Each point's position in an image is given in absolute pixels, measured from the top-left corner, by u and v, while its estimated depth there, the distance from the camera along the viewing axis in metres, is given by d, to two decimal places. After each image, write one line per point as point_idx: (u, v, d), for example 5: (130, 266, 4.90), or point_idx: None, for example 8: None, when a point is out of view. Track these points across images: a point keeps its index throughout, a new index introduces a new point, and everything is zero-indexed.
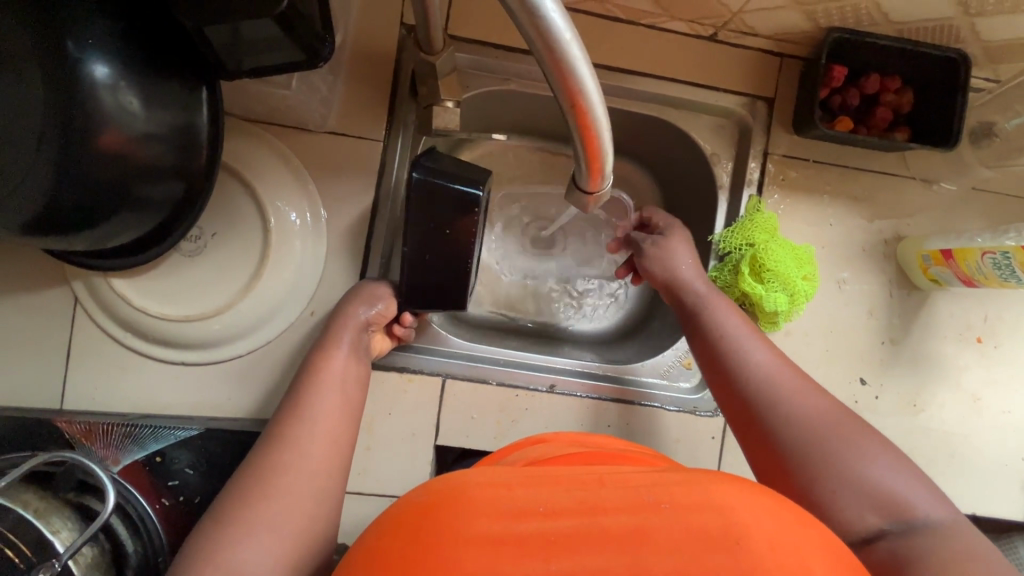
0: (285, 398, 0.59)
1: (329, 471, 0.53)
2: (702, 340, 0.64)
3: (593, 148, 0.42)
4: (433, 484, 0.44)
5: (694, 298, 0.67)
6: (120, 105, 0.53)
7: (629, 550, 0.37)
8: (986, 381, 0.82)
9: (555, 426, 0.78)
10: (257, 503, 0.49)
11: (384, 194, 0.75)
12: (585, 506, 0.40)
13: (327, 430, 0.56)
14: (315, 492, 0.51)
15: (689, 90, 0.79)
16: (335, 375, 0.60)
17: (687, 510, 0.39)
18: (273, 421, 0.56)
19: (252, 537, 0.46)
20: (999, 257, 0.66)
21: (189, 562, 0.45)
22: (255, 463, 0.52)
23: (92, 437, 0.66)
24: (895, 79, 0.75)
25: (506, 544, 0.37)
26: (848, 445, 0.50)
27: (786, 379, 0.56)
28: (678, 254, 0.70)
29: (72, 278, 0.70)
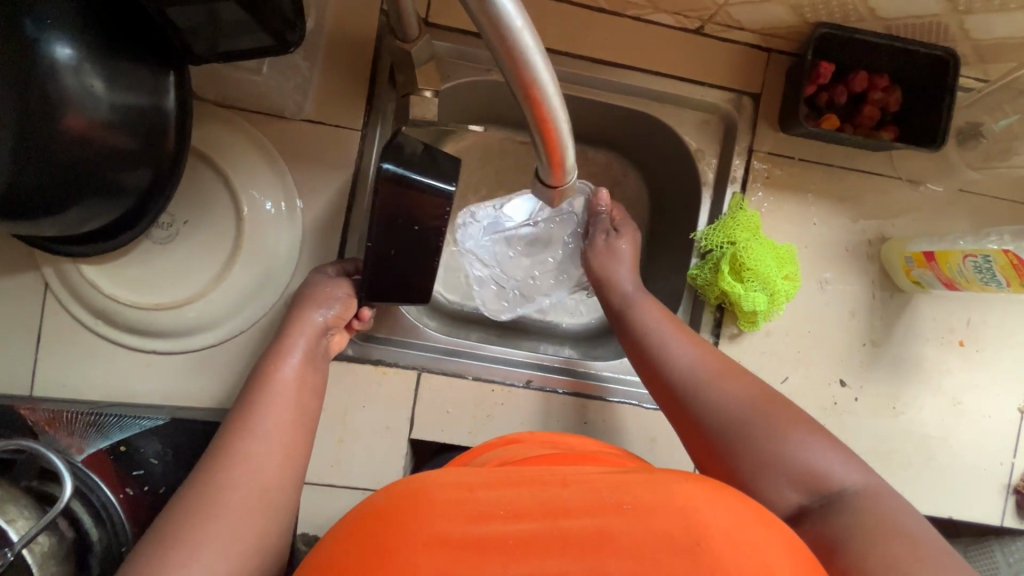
0: (234, 404, 0.58)
1: (282, 483, 0.53)
2: (628, 338, 0.67)
3: (552, 140, 0.41)
4: (395, 487, 0.43)
5: (621, 298, 0.71)
6: (84, 88, 0.52)
7: (588, 553, 0.36)
8: (968, 385, 0.81)
9: (530, 421, 0.77)
10: (206, 521, 0.47)
11: (361, 185, 0.74)
12: (546, 508, 0.39)
13: (285, 434, 0.56)
14: (263, 502, 0.51)
15: (674, 84, 0.78)
16: (287, 380, 0.59)
17: (652, 513, 0.38)
18: (221, 431, 0.55)
19: (198, 551, 0.46)
20: (980, 260, 0.65)
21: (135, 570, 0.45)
22: (196, 479, 0.51)
23: (56, 425, 0.65)
24: (884, 76, 0.73)
25: (462, 549, 0.36)
26: (768, 423, 0.52)
27: (710, 369, 0.59)
28: (620, 254, 0.75)
29: (42, 263, 0.69)
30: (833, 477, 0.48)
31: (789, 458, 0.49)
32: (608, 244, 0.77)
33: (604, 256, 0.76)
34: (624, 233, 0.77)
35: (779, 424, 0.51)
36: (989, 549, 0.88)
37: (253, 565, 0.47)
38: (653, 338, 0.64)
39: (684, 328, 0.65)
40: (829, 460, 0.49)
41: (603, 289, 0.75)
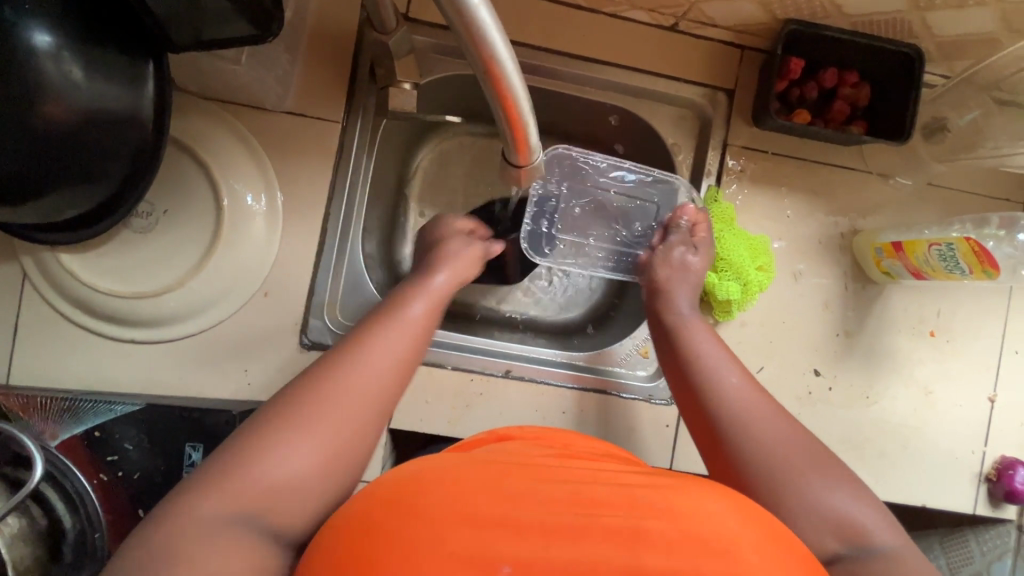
0: (355, 325, 0.58)
1: (387, 405, 0.52)
2: (677, 357, 0.64)
3: (514, 117, 0.42)
4: (413, 475, 0.43)
5: (673, 315, 0.68)
6: (63, 74, 0.53)
7: (623, 546, 0.37)
8: (939, 375, 0.83)
9: (510, 411, 0.77)
10: (315, 412, 0.48)
11: (341, 177, 0.76)
12: (581, 499, 0.40)
13: (403, 366, 0.55)
14: (370, 414, 0.50)
15: (650, 79, 0.79)
16: (416, 317, 0.59)
17: (684, 515, 0.39)
18: (343, 341, 0.55)
19: (297, 437, 0.46)
20: (944, 248, 0.67)
21: (236, 440, 0.46)
22: (315, 374, 0.51)
23: (30, 410, 0.63)
24: (853, 73, 0.76)
25: (502, 527, 0.37)
26: (814, 472, 0.51)
27: (762, 407, 0.57)
28: (687, 262, 0.73)
29: (22, 253, 0.69)
30: (872, 536, 0.47)
31: (823, 509, 0.49)
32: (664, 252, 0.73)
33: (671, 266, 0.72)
34: (700, 255, 0.73)
35: (825, 475, 0.51)
36: (965, 540, 0.90)
37: (338, 468, 0.47)
38: (705, 361, 0.62)
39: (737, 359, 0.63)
40: (870, 516, 0.48)
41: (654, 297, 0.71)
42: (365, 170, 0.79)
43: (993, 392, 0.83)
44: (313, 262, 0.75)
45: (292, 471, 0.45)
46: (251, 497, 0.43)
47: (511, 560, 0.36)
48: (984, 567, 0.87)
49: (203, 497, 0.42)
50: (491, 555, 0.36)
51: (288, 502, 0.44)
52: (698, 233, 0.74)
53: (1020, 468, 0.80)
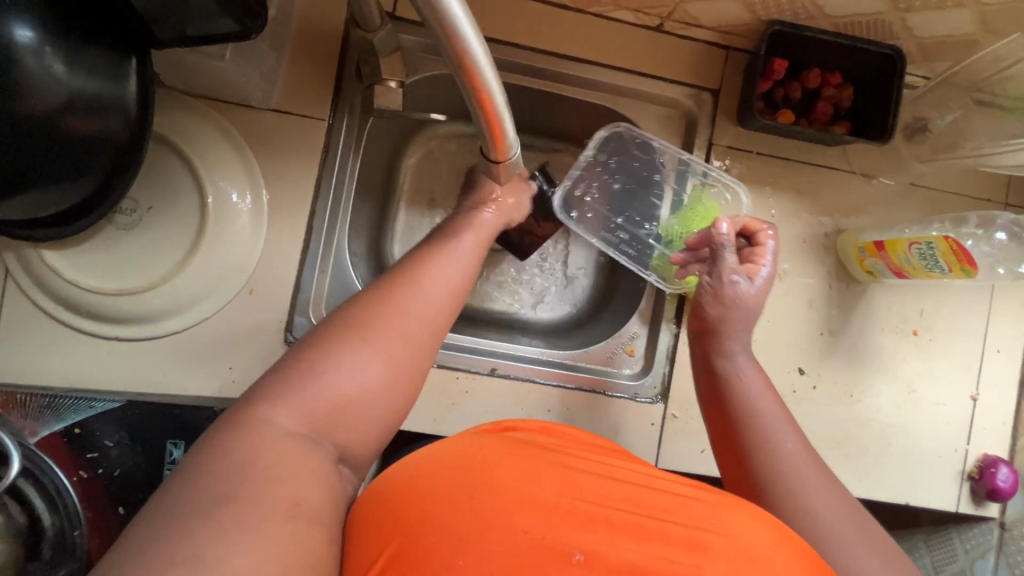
0: (407, 256, 0.60)
1: (440, 329, 0.54)
2: (732, 409, 0.64)
3: (490, 111, 0.42)
4: (480, 450, 0.47)
5: (727, 364, 0.68)
6: (45, 69, 0.53)
7: (682, 555, 0.40)
8: (922, 373, 0.83)
9: (496, 409, 0.77)
10: (378, 327, 0.50)
11: (327, 175, 0.76)
12: (640, 503, 0.44)
13: (458, 294, 0.58)
14: (423, 335, 0.52)
15: (636, 79, 0.80)
16: (464, 252, 0.61)
17: (736, 529, 0.42)
18: (397, 269, 0.57)
19: (358, 349, 0.48)
20: (924, 247, 0.68)
21: (301, 350, 0.47)
22: (374, 294, 0.53)
23: (10, 407, 0.63)
24: (836, 74, 0.77)
25: (569, 515, 0.41)
26: (862, 545, 0.52)
27: (817, 477, 0.57)
28: (742, 293, 0.68)
29: (3, 250, 0.68)
30: None
31: None
32: (715, 275, 0.70)
33: (725, 301, 0.69)
34: (757, 285, 0.69)
35: (871, 547, 0.52)
36: (948, 538, 0.91)
37: (398, 384, 0.49)
38: (760, 423, 0.62)
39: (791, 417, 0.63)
40: None
41: (703, 318, 0.70)
42: (351, 168, 0.79)
43: (976, 391, 0.84)
44: (299, 260, 0.74)
45: (359, 381, 0.46)
46: (322, 410, 0.45)
47: (582, 549, 0.40)
48: (966, 566, 0.88)
49: (271, 405, 0.43)
50: (553, 538, 0.40)
51: (354, 415, 0.46)
52: (754, 264, 0.70)
53: (1002, 467, 0.80)
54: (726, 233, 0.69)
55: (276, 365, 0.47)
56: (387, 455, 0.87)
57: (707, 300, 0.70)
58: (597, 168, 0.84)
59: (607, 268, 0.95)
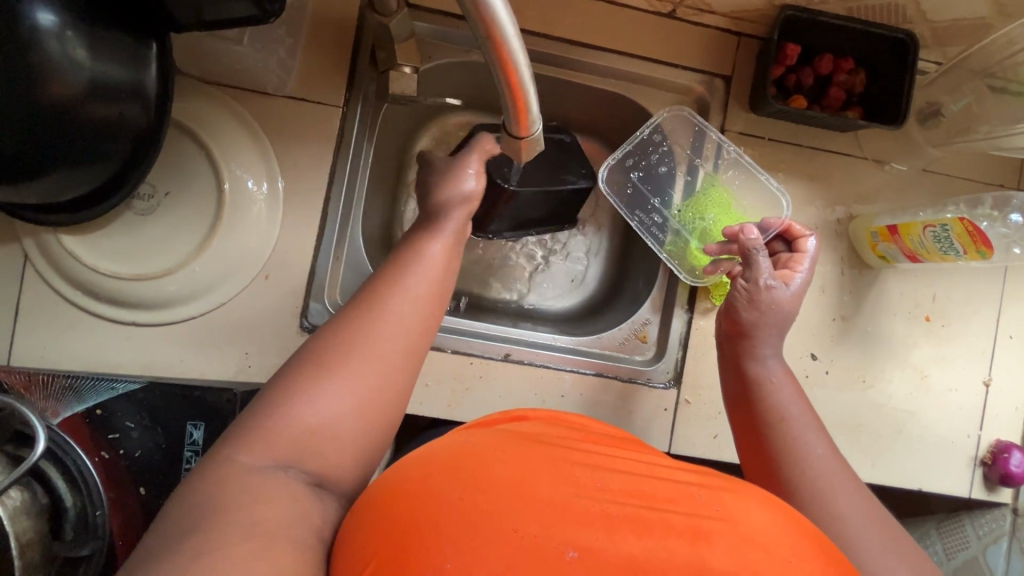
0: (382, 266, 0.60)
1: (413, 345, 0.54)
2: (759, 413, 0.66)
3: (515, 84, 0.43)
4: (484, 448, 0.47)
5: (756, 369, 0.68)
6: (67, 54, 0.53)
7: (688, 541, 0.40)
8: (934, 359, 0.83)
9: (509, 394, 0.78)
10: (344, 356, 0.50)
11: (342, 161, 0.77)
12: (641, 495, 0.44)
13: (430, 307, 0.57)
14: (395, 353, 0.53)
15: (648, 66, 0.80)
16: (435, 259, 0.60)
17: (740, 523, 0.42)
18: (368, 285, 0.57)
19: (324, 384, 0.48)
20: (939, 230, 0.68)
21: (275, 386, 0.49)
22: (343, 320, 0.54)
23: (31, 388, 0.63)
24: (849, 59, 0.77)
25: (567, 510, 0.41)
26: (880, 546, 0.54)
27: (838, 483, 0.59)
28: (777, 295, 0.68)
29: (23, 235, 0.69)
30: None
31: None
32: (752, 277, 0.69)
33: (760, 304, 0.68)
34: (792, 290, 0.69)
35: (888, 548, 0.54)
36: (961, 525, 0.91)
37: (371, 406, 0.50)
38: (791, 429, 0.63)
39: (817, 421, 0.65)
40: None
41: (735, 319, 0.69)
42: (365, 154, 0.80)
43: (989, 376, 0.84)
44: (313, 246, 0.75)
45: (328, 412, 0.48)
46: (291, 442, 0.46)
47: (575, 545, 0.39)
48: (979, 552, 0.88)
49: (240, 446, 0.45)
50: (556, 533, 0.39)
51: (324, 446, 0.47)
52: (790, 270, 0.70)
53: (1015, 452, 0.80)
54: (756, 237, 0.69)
55: (252, 405, 0.49)
56: (401, 441, 0.87)
57: (739, 303, 0.69)
58: (651, 147, 0.82)
59: (618, 257, 0.95)
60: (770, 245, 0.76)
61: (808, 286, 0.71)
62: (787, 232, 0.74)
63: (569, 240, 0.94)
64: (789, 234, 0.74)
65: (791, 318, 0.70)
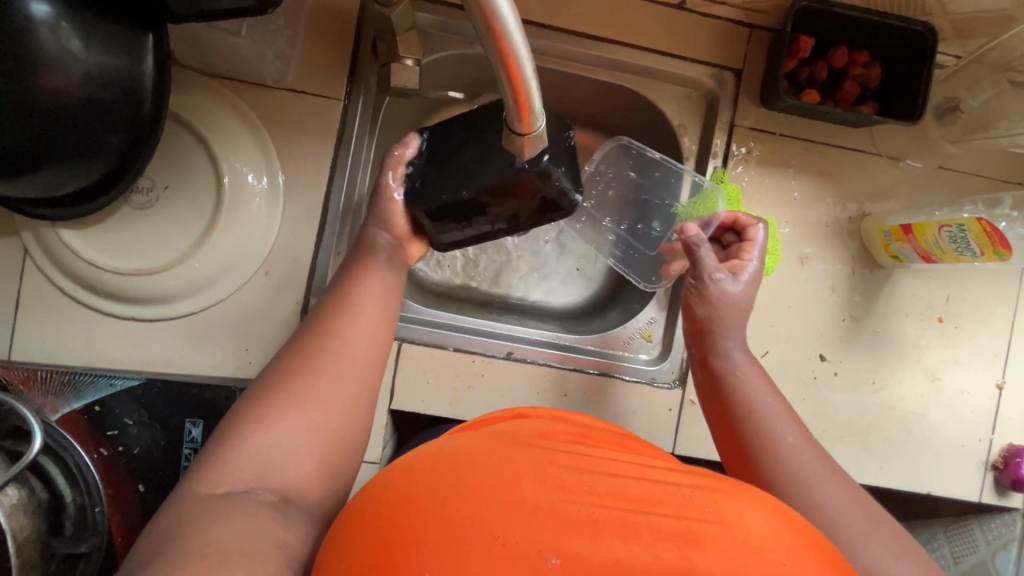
0: (327, 292, 0.62)
1: (362, 365, 0.57)
2: (732, 411, 0.64)
3: (517, 80, 0.41)
4: (468, 452, 0.47)
5: (726, 365, 0.67)
6: (61, 44, 0.52)
7: (678, 545, 0.39)
8: (946, 361, 0.81)
9: (511, 392, 0.77)
10: (295, 384, 0.52)
11: (341, 154, 0.75)
12: (632, 498, 0.43)
13: (371, 327, 0.60)
14: (344, 374, 0.55)
15: (657, 58, 0.78)
16: (379, 281, 0.63)
17: (732, 525, 0.40)
18: (314, 314, 0.60)
19: (280, 411, 0.50)
20: (955, 230, 0.66)
21: (230, 421, 0.50)
22: (289, 351, 0.56)
23: (31, 384, 0.63)
24: (864, 53, 0.75)
25: (550, 514, 0.40)
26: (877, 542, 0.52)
27: (820, 475, 0.57)
28: (727, 290, 0.67)
29: (22, 229, 0.69)
30: None
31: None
32: (700, 275, 0.68)
33: (711, 300, 0.68)
34: (741, 282, 0.68)
35: (876, 541, 0.52)
36: (969, 529, 0.90)
37: (330, 425, 0.52)
38: (761, 420, 0.62)
39: (793, 415, 0.63)
40: None
41: (694, 317, 0.69)
42: (366, 151, 0.79)
43: (1002, 379, 0.82)
44: (313, 239, 0.74)
45: (286, 435, 0.49)
46: (252, 466, 0.47)
47: (559, 552, 0.38)
48: (988, 556, 0.87)
49: (188, 488, 0.46)
50: (539, 541, 0.38)
51: (275, 469, 0.48)
52: (740, 260, 0.69)
53: None
54: (696, 232, 0.68)
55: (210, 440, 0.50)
56: (402, 438, 0.87)
57: (694, 303, 0.69)
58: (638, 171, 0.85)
59: None
60: (721, 235, 0.75)
61: (761, 272, 0.70)
62: (734, 223, 0.72)
63: (561, 240, 0.93)
64: (737, 224, 0.72)
65: (746, 308, 0.69)
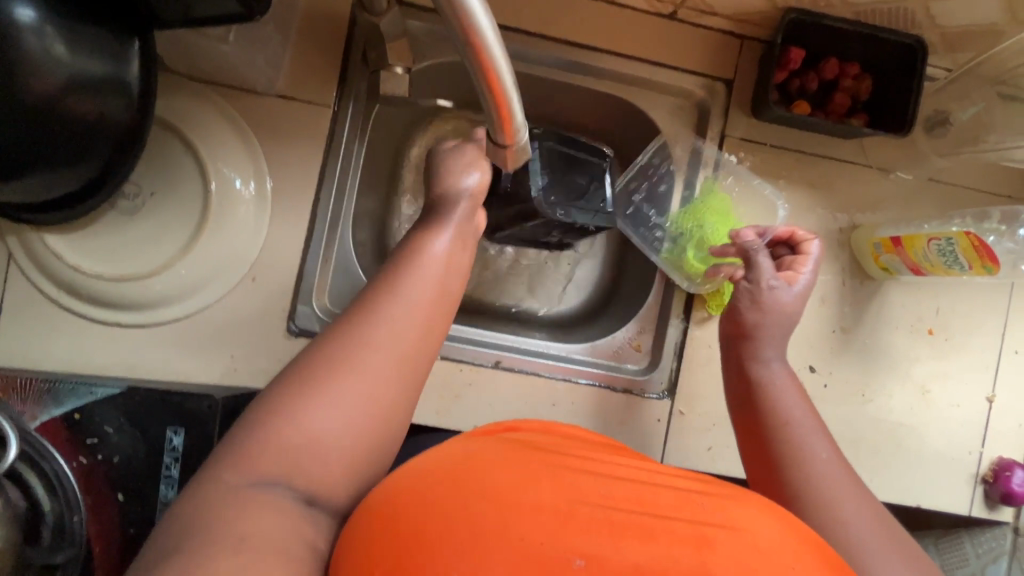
0: (383, 266, 0.55)
1: (413, 357, 0.50)
2: (761, 417, 0.64)
3: (498, 94, 0.41)
4: (483, 456, 0.46)
5: (760, 370, 0.67)
6: (46, 50, 0.51)
7: (692, 548, 0.39)
8: (936, 374, 0.81)
9: (499, 402, 0.76)
10: (335, 370, 0.46)
11: (330, 162, 0.75)
12: (645, 503, 0.43)
13: (426, 313, 0.52)
14: (392, 366, 0.48)
15: (649, 68, 0.78)
16: (438, 260, 0.55)
17: (745, 530, 0.41)
18: (366, 289, 0.52)
19: (316, 399, 0.45)
20: (944, 243, 0.66)
21: (265, 401, 0.46)
22: (336, 330, 0.49)
23: (8, 391, 0.62)
24: (855, 64, 0.75)
25: (570, 517, 0.40)
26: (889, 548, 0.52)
27: (841, 484, 0.57)
28: (782, 297, 0.67)
29: (6, 235, 0.68)
30: None
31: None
32: (756, 279, 0.67)
33: (765, 304, 0.67)
34: (794, 293, 0.68)
35: (890, 548, 0.52)
36: (960, 542, 0.90)
37: (370, 419, 0.47)
38: (792, 429, 0.62)
39: (820, 425, 0.63)
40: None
41: (744, 316, 0.68)
42: (357, 157, 0.79)
43: (992, 392, 0.82)
44: (301, 246, 0.73)
45: (322, 427, 0.45)
46: (284, 459, 0.44)
47: (582, 554, 0.38)
48: (978, 570, 0.87)
49: (228, 469, 0.43)
50: (562, 543, 0.38)
51: (311, 462, 0.44)
52: (794, 272, 0.69)
53: (1017, 470, 0.79)
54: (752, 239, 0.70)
55: (243, 418, 0.46)
56: None
57: (743, 304, 0.68)
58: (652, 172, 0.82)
59: (615, 263, 0.93)
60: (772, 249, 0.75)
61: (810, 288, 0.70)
62: (790, 237, 0.73)
63: (552, 248, 0.93)
64: (792, 239, 0.72)
65: (796, 319, 0.68)
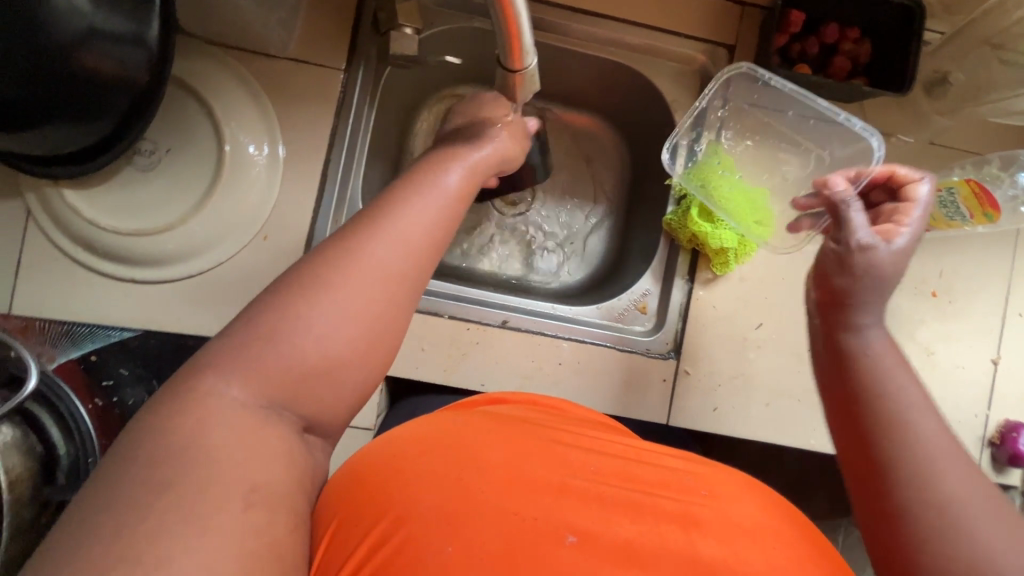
0: (387, 189, 0.52)
1: (414, 277, 0.48)
2: (844, 378, 0.54)
3: (508, 13, 0.43)
4: (473, 428, 0.46)
5: (851, 337, 0.55)
6: (70, 4, 0.53)
7: (679, 525, 0.40)
8: (941, 335, 0.82)
9: (505, 361, 0.77)
10: (333, 280, 0.44)
11: (341, 124, 0.77)
12: (632, 479, 0.44)
13: (431, 236, 0.50)
14: (394, 284, 0.46)
15: (652, 35, 0.80)
16: (445, 189, 0.53)
17: (729, 507, 0.42)
18: (368, 208, 0.50)
19: (314, 308, 0.42)
20: (945, 194, 0.68)
21: (260, 310, 0.42)
22: (335, 243, 0.46)
23: (29, 334, 0.68)
24: (854, 29, 0.77)
25: (559, 493, 0.41)
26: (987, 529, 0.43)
27: (945, 453, 0.46)
28: (880, 256, 0.56)
29: (26, 190, 0.69)
30: None
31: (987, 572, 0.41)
32: (849, 238, 0.57)
33: (856, 264, 0.56)
34: (895, 249, 0.56)
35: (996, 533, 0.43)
36: None
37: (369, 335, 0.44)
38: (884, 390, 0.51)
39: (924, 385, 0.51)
40: None
41: (829, 276, 0.58)
42: (367, 120, 0.80)
43: (997, 354, 0.82)
44: (312, 205, 0.75)
45: (318, 338, 0.42)
46: (281, 375, 0.41)
47: (575, 532, 0.39)
48: None
49: (219, 373, 0.39)
50: (552, 520, 0.39)
51: (307, 376, 0.42)
52: (893, 226, 0.58)
53: None
54: (844, 189, 0.60)
55: (232, 326, 0.42)
56: None
57: (829, 267, 0.59)
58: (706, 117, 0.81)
59: (619, 232, 0.94)
60: (870, 197, 0.67)
61: (917, 241, 0.59)
62: (889, 178, 0.64)
63: (557, 217, 0.95)
64: (893, 181, 0.64)
65: (896, 281, 0.57)
